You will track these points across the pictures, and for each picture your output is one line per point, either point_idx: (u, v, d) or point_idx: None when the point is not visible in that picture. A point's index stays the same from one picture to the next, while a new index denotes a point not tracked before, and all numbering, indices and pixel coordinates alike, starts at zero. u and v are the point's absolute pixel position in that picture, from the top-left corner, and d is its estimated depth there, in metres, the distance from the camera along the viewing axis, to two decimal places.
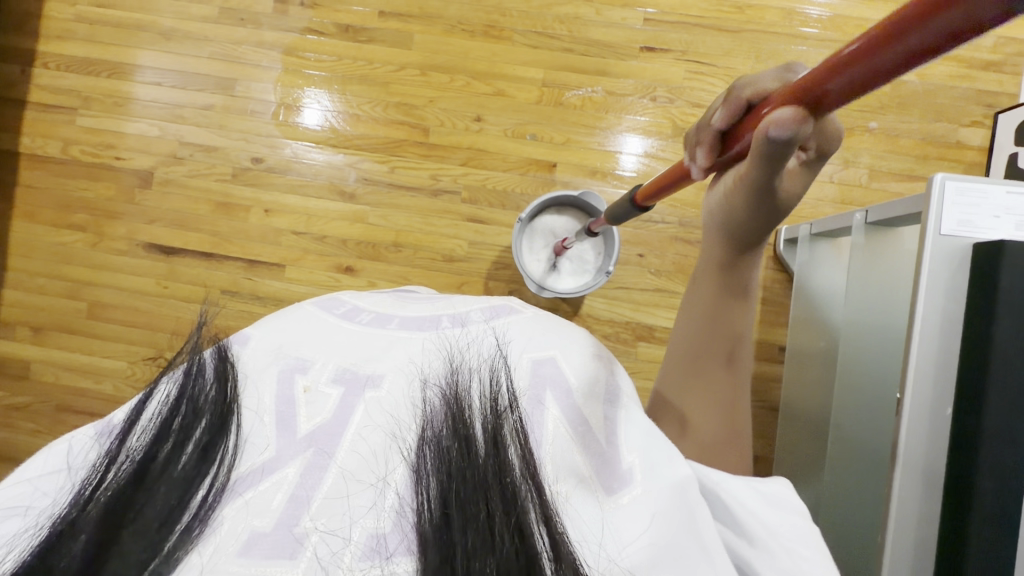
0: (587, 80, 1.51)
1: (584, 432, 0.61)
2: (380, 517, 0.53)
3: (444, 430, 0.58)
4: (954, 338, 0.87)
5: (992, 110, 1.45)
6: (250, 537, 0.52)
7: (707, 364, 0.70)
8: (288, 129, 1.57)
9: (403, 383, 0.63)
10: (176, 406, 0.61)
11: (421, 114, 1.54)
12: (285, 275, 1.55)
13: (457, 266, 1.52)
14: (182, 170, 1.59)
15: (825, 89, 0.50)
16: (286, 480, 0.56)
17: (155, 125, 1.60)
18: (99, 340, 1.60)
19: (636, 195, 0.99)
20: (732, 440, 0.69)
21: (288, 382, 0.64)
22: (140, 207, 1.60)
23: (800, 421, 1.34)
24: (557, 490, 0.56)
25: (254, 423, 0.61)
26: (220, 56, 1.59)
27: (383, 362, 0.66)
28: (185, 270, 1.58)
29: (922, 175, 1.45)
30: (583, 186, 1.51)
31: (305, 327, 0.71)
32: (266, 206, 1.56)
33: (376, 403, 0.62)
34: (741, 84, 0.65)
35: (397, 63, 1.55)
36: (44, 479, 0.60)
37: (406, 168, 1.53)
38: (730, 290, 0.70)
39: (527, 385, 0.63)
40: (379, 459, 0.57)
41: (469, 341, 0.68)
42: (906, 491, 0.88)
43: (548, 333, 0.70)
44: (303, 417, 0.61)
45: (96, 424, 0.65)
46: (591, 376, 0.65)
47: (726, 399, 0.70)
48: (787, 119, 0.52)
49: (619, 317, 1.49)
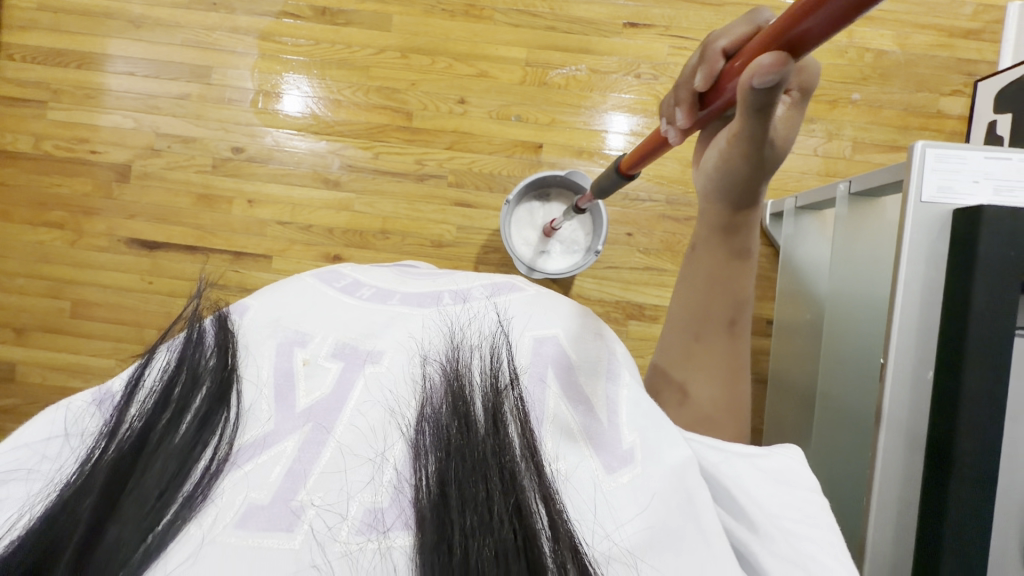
0: (570, 58, 1.49)
1: (584, 411, 0.62)
2: (377, 492, 0.54)
3: (443, 407, 0.58)
4: (935, 300, 0.89)
5: (971, 78, 1.47)
6: (246, 509, 0.52)
7: (707, 333, 0.71)
8: (268, 117, 1.53)
9: (403, 359, 0.64)
10: (176, 376, 0.63)
11: (403, 98, 1.51)
12: (272, 266, 1.54)
13: (445, 250, 1.52)
14: (161, 163, 1.55)
15: (805, 25, 0.49)
16: (284, 454, 0.56)
17: (129, 116, 1.55)
18: (85, 339, 1.58)
19: (622, 161, 0.98)
20: (730, 409, 0.71)
21: (287, 355, 0.64)
22: (118, 201, 1.56)
23: (788, 390, 1.37)
24: (556, 468, 0.57)
25: (254, 395, 0.62)
26: (193, 43, 1.54)
27: (383, 337, 0.66)
28: (169, 265, 1.56)
29: (905, 145, 1.47)
30: (570, 166, 1.50)
31: (305, 300, 0.71)
32: (249, 196, 1.53)
33: (375, 379, 0.62)
34: (717, 42, 0.66)
35: (376, 46, 1.52)
36: (48, 444, 0.62)
37: (390, 154, 1.51)
38: (726, 257, 0.70)
39: (528, 363, 0.64)
40: (378, 434, 0.58)
41: (470, 318, 0.68)
42: (888, 449, 0.91)
43: (549, 312, 0.70)
44: (302, 390, 0.61)
45: (92, 391, 0.67)
46: (591, 355, 0.66)
47: (726, 366, 0.71)
48: (772, 62, 0.51)
49: (610, 296, 1.50)
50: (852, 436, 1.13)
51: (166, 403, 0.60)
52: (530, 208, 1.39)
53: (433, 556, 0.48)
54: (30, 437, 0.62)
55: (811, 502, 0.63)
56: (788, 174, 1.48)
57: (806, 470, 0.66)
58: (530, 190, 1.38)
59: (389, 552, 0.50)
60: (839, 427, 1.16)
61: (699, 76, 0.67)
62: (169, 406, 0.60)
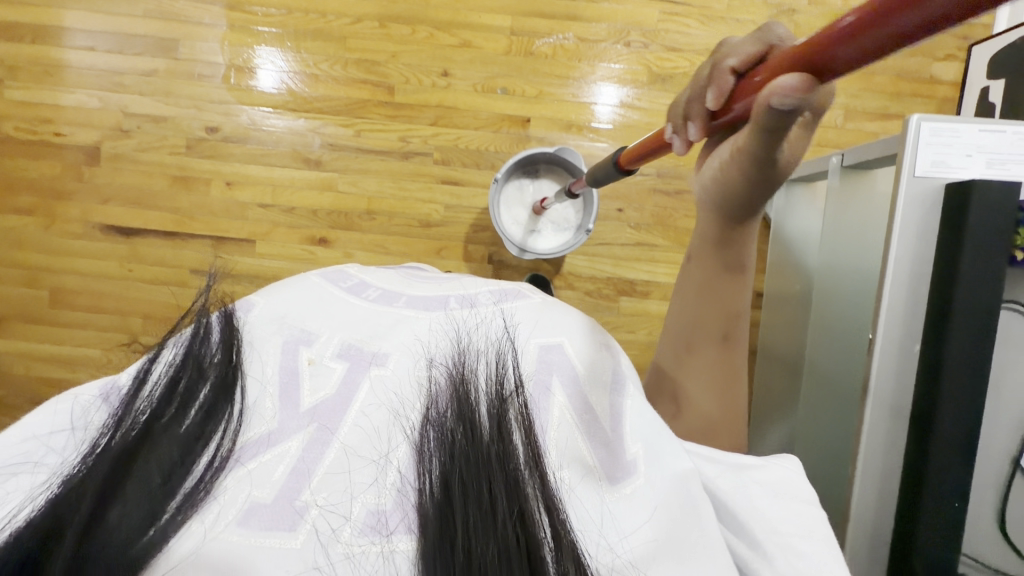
0: (557, 26, 1.43)
1: (588, 420, 0.62)
2: (381, 493, 0.54)
3: (448, 411, 0.57)
4: (924, 274, 0.90)
5: (966, 42, 1.43)
6: (249, 507, 0.52)
7: (701, 345, 0.72)
8: (241, 94, 1.46)
9: (409, 362, 0.63)
10: (180, 369, 0.62)
11: (383, 71, 1.44)
12: (257, 250, 1.50)
13: (433, 230, 1.49)
14: (132, 144, 1.48)
15: (830, 55, 0.46)
16: (288, 454, 0.56)
17: (94, 95, 1.47)
18: (67, 328, 1.54)
19: (620, 156, 0.94)
20: (724, 417, 0.71)
21: (292, 354, 0.65)
22: (90, 185, 1.50)
23: (775, 359, 1.40)
24: (562, 475, 0.57)
25: (258, 394, 0.61)
26: (156, 14, 1.45)
27: (388, 340, 0.66)
28: (148, 251, 1.51)
29: (896, 113, 1.45)
30: (559, 141, 1.46)
31: (310, 298, 0.72)
32: (228, 178, 1.48)
33: (379, 382, 0.62)
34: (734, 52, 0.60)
35: (353, 15, 1.44)
36: (54, 437, 0.61)
37: (372, 131, 1.46)
38: (721, 274, 0.70)
39: (533, 371, 0.64)
40: (382, 437, 0.57)
41: (476, 323, 0.67)
42: (873, 417, 0.93)
43: (552, 319, 0.70)
44: (306, 389, 0.61)
45: (102, 385, 0.66)
46: (595, 364, 0.67)
47: (721, 379, 0.71)
48: (796, 85, 0.48)
49: (601, 273, 1.50)
50: (837, 407, 1.16)
51: (170, 396, 0.60)
52: (519, 187, 1.36)
53: (436, 559, 0.49)
54: (37, 428, 0.62)
55: (811, 513, 0.64)
56: None
57: (804, 480, 0.67)
58: (518, 168, 1.34)
59: (393, 555, 0.50)
60: (826, 397, 1.19)
61: (710, 91, 0.61)
62: (173, 400, 0.60)
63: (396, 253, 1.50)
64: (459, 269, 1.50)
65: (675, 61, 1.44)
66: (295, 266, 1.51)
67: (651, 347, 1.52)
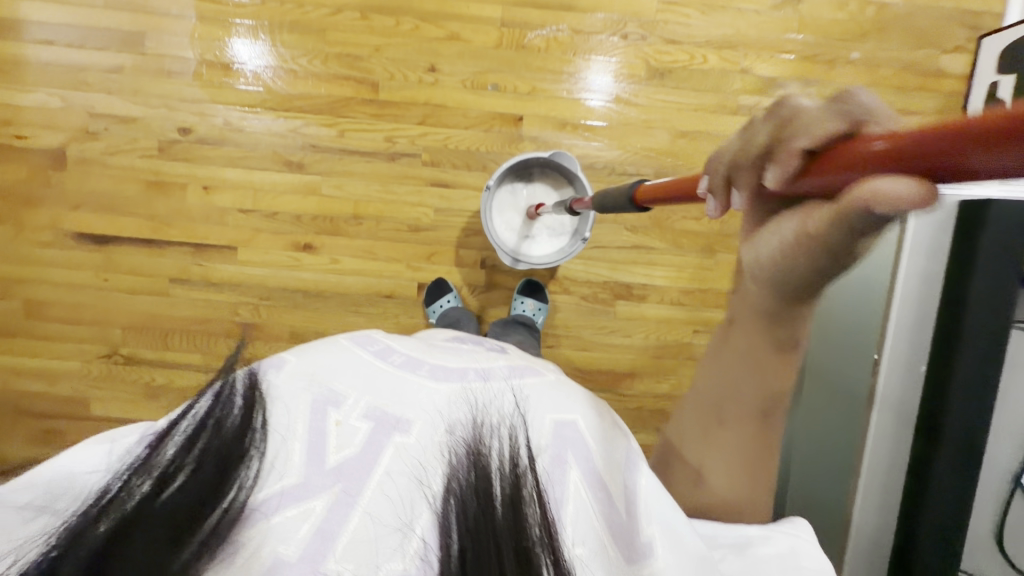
0: (550, 17, 1.35)
1: (602, 499, 0.59)
2: (405, 561, 0.50)
3: (467, 480, 0.54)
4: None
5: (976, 32, 1.38)
6: (274, 565, 0.50)
7: (738, 426, 0.62)
8: (215, 92, 1.37)
9: (430, 428, 0.60)
10: (201, 427, 0.59)
11: (366, 67, 1.36)
12: (239, 257, 1.44)
13: (423, 235, 1.43)
14: (100, 147, 1.39)
15: (967, 161, 0.34)
16: (313, 512, 0.53)
17: (56, 93, 1.37)
18: (43, 340, 1.48)
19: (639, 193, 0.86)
20: (749, 493, 0.66)
21: (321, 415, 0.62)
22: (57, 191, 1.42)
23: None
24: (576, 554, 0.54)
25: (281, 447, 0.58)
26: (119, 5, 1.34)
27: (409, 404, 0.63)
28: (124, 259, 1.44)
29: (902, 108, 1.40)
30: (553, 140, 1.40)
31: (342, 358, 0.69)
32: (205, 182, 1.40)
33: (402, 450, 0.58)
34: (815, 118, 0.42)
35: (332, 5, 1.34)
36: (89, 478, 0.58)
37: (356, 131, 1.38)
38: (767, 351, 0.58)
39: (547, 446, 0.61)
40: (404, 506, 0.54)
41: (491, 398, 0.63)
42: (882, 426, 0.95)
43: (564, 396, 0.68)
44: (332, 448, 0.59)
45: (141, 432, 0.64)
46: (607, 444, 0.65)
47: (753, 461, 0.64)
48: (909, 193, 0.36)
49: (598, 277, 1.46)
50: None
51: (190, 448, 0.57)
52: (512, 191, 1.30)
53: None
54: (76, 465, 0.59)
55: None
56: None
57: (808, 545, 0.68)
58: (511, 172, 1.28)
59: None
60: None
61: (771, 167, 0.45)
62: (191, 455, 0.57)
63: (385, 259, 1.44)
64: (451, 275, 1.46)
65: (674, 54, 1.37)
66: (279, 273, 1.45)
67: (647, 351, 1.50)
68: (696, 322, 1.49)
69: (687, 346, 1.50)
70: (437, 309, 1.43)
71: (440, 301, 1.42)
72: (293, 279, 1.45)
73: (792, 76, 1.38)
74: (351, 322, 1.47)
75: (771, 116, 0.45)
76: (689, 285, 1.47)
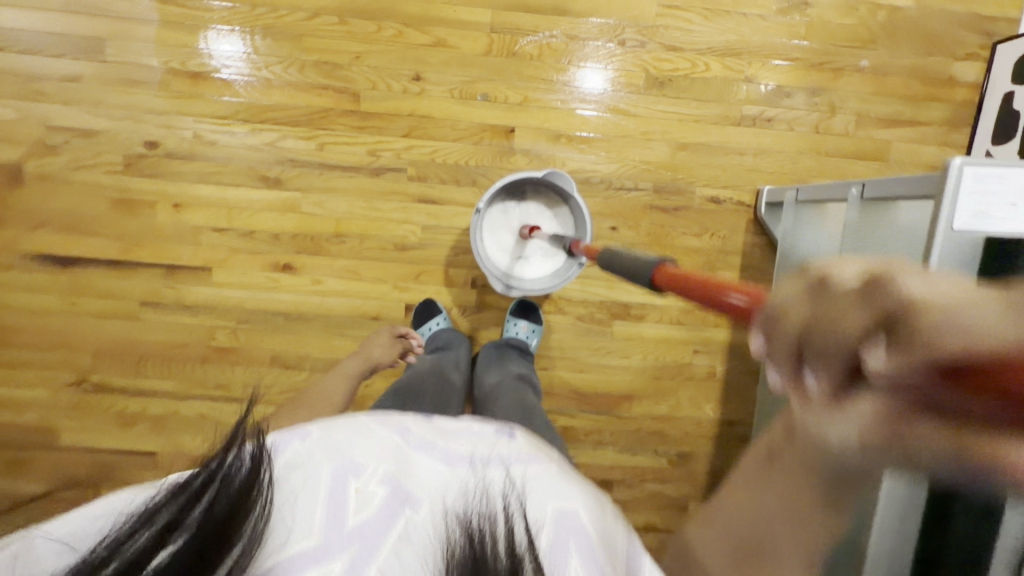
0: (542, 22, 1.27)
1: None
2: None
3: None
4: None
5: (990, 38, 1.31)
6: None
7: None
8: (184, 103, 1.28)
9: (438, 512, 0.52)
10: (206, 483, 0.52)
11: (346, 75, 1.27)
12: (214, 279, 1.35)
13: (410, 254, 1.36)
14: (60, 162, 1.30)
15: None
16: None
17: (10, 105, 1.27)
18: (6, 368, 1.39)
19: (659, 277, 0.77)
20: None
21: (341, 482, 0.53)
22: (15, 210, 1.32)
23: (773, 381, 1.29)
24: None
25: (300, 514, 0.52)
26: (76, 8, 1.24)
27: (428, 480, 0.55)
28: (90, 281, 1.35)
29: (911, 118, 1.34)
30: (547, 153, 1.32)
31: (364, 422, 0.60)
32: (175, 200, 1.31)
33: (409, 535, 0.51)
34: (986, 333, 0.15)
35: (308, 9, 1.25)
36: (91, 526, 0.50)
37: (337, 144, 1.30)
38: (811, 505, 0.38)
39: (546, 542, 0.52)
40: None
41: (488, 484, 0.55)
42: None
43: (564, 479, 0.58)
44: (354, 514, 0.52)
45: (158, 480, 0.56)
46: (609, 538, 0.54)
47: None
48: None
49: (594, 296, 1.40)
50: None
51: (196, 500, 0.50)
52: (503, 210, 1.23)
53: None
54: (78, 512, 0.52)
55: None
56: (787, 156, 1.34)
57: None
58: (503, 191, 1.21)
59: None
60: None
61: (875, 349, 0.19)
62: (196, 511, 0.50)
63: (370, 279, 1.37)
64: (440, 295, 1.38)
65: (675, 62, 1.29)
66: (258, 295, 1.37)
67: (646, 371, 1.44)
68: (695, 342, 1.43)
69: (687, 366, 1.44)
70: (425, 332, 1.36)
71: (427, 324, 1.36)
72: (273, 301, 1.37)
73: (798, 85, 1.31)
74: (335, 346, 1.39)
75: (864, 288, 0.19)
76: (689, 304, 1.41)
